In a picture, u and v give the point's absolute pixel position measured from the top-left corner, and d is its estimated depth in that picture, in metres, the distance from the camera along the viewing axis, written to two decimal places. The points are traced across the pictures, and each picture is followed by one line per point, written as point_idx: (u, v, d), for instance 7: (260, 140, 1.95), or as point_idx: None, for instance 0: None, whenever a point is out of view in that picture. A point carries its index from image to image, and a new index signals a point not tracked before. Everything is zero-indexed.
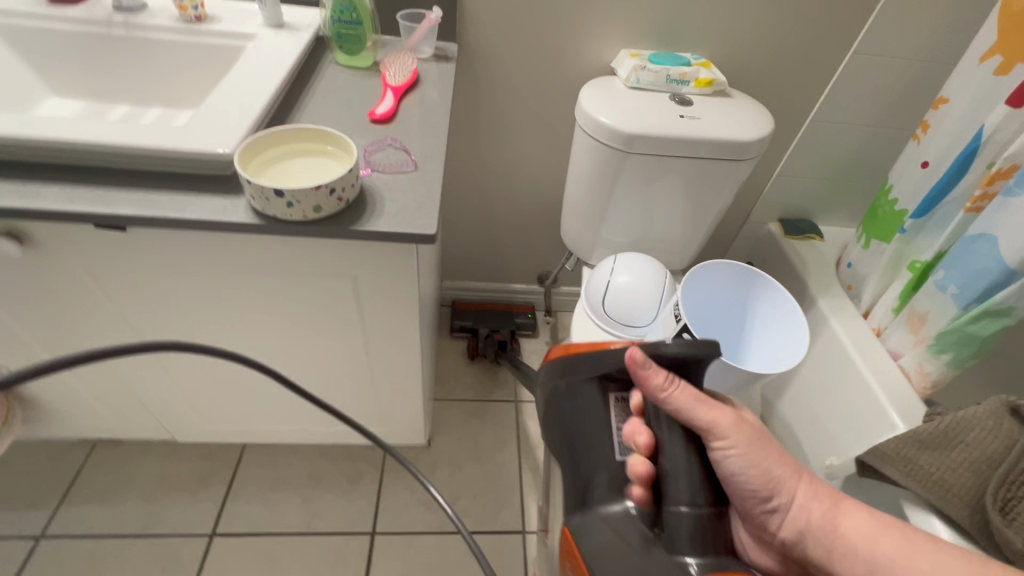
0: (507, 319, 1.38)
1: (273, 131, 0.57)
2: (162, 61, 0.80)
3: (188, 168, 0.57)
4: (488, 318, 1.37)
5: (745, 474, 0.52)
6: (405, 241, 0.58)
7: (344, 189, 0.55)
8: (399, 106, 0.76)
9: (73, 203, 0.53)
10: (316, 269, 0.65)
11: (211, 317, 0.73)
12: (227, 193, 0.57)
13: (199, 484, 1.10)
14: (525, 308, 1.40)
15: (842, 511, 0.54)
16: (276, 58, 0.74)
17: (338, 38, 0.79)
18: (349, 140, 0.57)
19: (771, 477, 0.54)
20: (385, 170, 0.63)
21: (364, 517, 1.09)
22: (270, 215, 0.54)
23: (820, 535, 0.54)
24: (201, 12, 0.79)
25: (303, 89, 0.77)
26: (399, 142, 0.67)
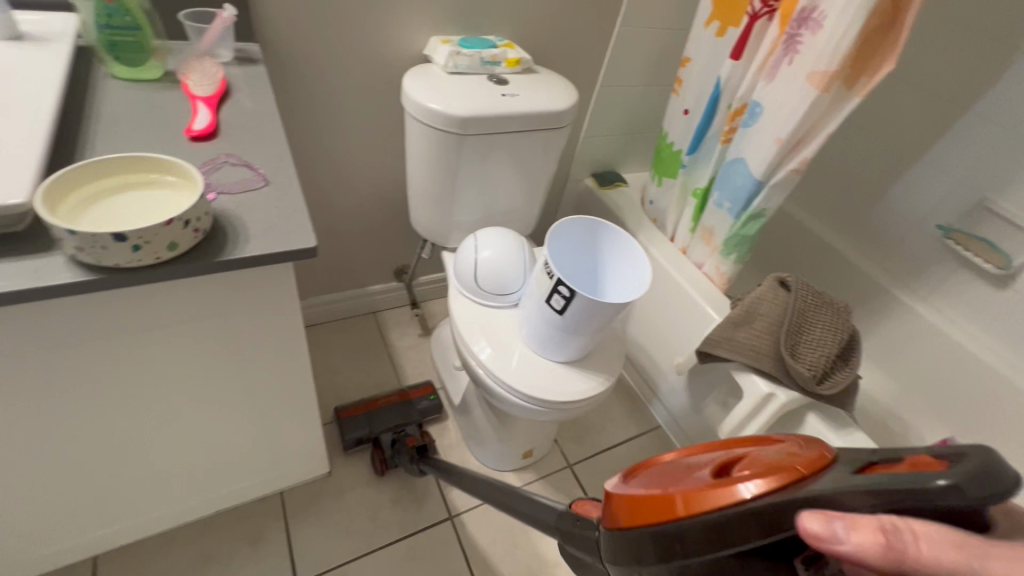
0: (407, 413, 1.18)
1: (77, 168, 0.47)
2: None
3: None
4: (387, 419, 1.16)
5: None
6: (283, 261, 0.54)
7: (199, 219, 0.48)
8: (218, 118, 0.68)
9: None
10: (174, 317, 0.56)
11: (29, 412, 0.58)
12: (27, 254, 0.46)
13: None
14: (422, 390, 1.25)
15: None
16: (27, 78, 0.59)
17: (111, 48, 0.68)
18: (187, 164, 0.51)
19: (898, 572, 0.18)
20: (228, 187, 0.57)
21: (281, 572, 0.99)
22: (111, 265, 0.45)
23: None
24: None
25: (82, 114, 0.63)
26: (236, 157, 0.61)
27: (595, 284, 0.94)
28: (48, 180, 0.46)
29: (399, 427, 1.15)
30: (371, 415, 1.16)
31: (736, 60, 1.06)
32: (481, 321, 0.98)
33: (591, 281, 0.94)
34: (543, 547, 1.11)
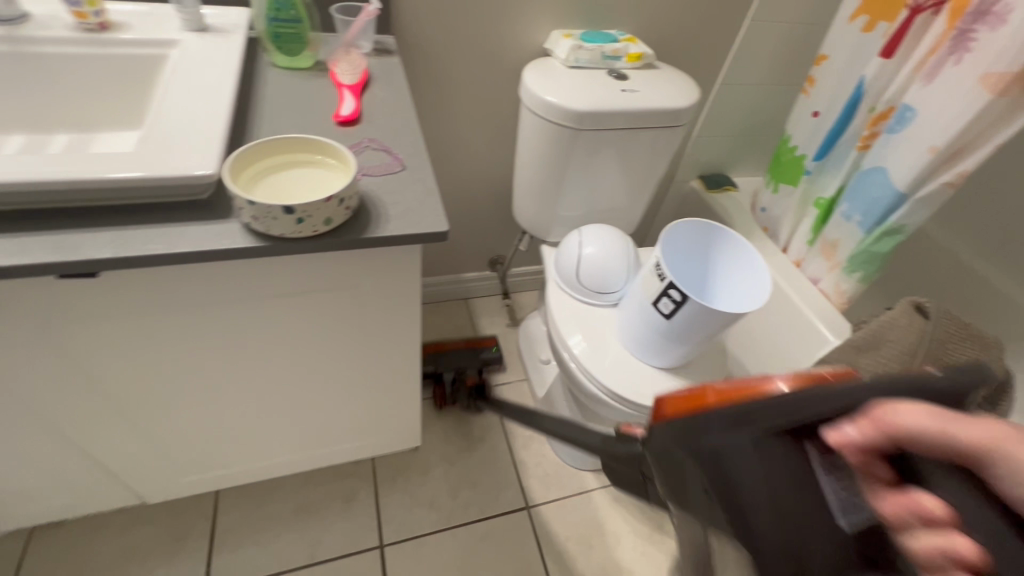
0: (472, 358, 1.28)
1: (255, 144, 0.53)
2: (65, 80, 0.69)
3: (159, 196, 0.52)
4: (454, 357, 1.27)
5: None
6: (417, 243, 0.57)
7: (350, 197, 0.52)
8: (361, 105, 0.73)
9: (33, 254, 0.46)
10: (315, 286, 0.62)
11: (191, 357, 0.66)
12: (210, 219, 0.52)
13: (176, 543, 1.00)
14: (489, 342, 1.32)
15: None
16: (211, 64, 0.68)
17: (276, 38, 0.75)
18: (341, 150, 0.55)
19: None
20: (370, 170, 0.61)
21: (369, 532, 1.06)
22: (277, 234, 0.50)
23: None
24: (103, 19, 0.70)
25: (249, 97, 0.71)
26: (377, 143, 0.65)
27: (702, 290, 0.90)
28: (232, 154, 0.52)
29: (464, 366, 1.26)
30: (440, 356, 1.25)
31: (887, 58, 0.95)
32: (579, 317, 0.98)
33: (699, 286, 0.90)
34: (618, 553, 1.10)
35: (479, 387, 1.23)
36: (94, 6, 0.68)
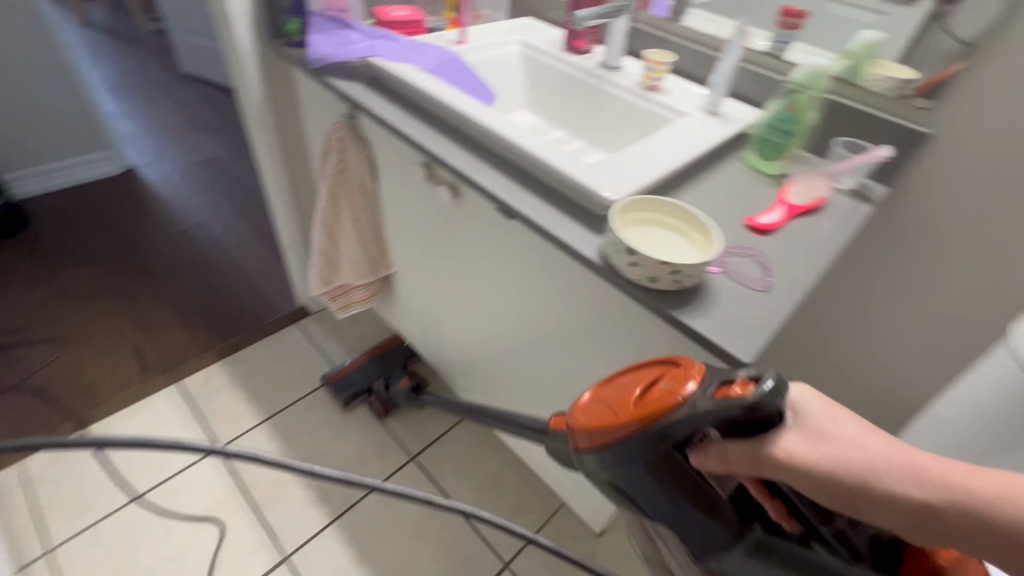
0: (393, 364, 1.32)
1: (687, 209, 0.59)
2: (605, 111, 0.95)
3: (575, 196, 0.67)
4: (377, 371, 1.29)
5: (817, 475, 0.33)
6: (713, 354, 0.54)
7: (686, 275, 0.54)
8: (784, 223, 0.71)
9: (497, 188, 0.70)
10: (614, 326, 0.67)
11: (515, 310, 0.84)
12: (587, 228, 0.64)
13: (429, 414, 1.32)
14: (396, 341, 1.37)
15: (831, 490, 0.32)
16: (693, 139, 0.80)
17: (761, 140, 0.80)
18: (713, 226, 0.58)
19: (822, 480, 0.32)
20: (744, 284, 0.60)
21: (510, 544, 1.11)
22: (613, 264, 0.58)
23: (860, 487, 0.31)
24: (658, 84, 0.91)
25: (702, 172, 0.79)
26: (763, 258, 0.63)
27: None
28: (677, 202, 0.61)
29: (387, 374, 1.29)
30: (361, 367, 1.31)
31: None
32: None
33: None
34: None
35: (416, 380, 1.29)
36: (658, 73, 0.90)
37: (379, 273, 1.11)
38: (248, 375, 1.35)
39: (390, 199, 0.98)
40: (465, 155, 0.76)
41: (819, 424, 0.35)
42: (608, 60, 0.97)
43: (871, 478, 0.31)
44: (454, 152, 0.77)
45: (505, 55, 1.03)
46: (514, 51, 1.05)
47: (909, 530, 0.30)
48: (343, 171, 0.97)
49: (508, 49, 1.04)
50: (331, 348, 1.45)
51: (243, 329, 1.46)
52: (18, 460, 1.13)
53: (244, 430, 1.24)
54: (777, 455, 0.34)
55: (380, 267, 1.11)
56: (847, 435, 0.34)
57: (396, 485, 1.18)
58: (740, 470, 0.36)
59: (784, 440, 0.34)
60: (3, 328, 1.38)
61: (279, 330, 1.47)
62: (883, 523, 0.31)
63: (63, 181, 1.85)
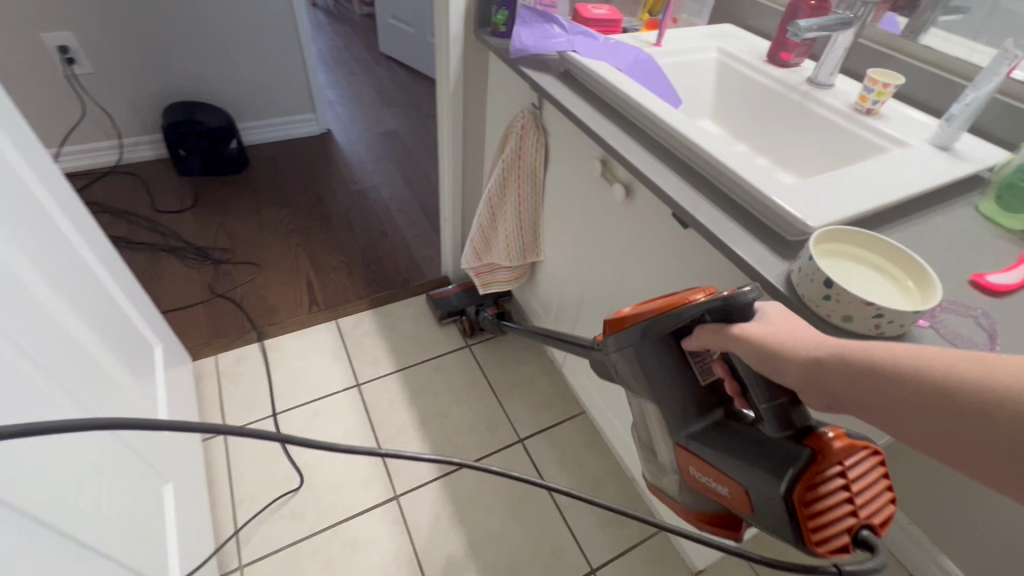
0: (492, 300, 1.47)
1: (904, 251, 0.52)
2: (803, 130, 0.88)
3: (763, 215, 0.63)
4: (472, 298, 1.48)
5: (820, 363, 0.40)
6: None
7: (891, 322, 0.48)
8: (1022, 288, 0.59)
9: (676, 194, 0.68)
10: None
11: None
12: (773, 251, 0.60)
13: (542, 403, 1.35)
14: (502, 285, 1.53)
15: (844, 383, 0.39)
16: (913, 173, 0.70)
17: (1005, 187, 0.68)
18: (937, 277, 0.50)
19: (827, 356, 0.40)
20: (958, 348, 0.52)
21: (598, 553, 1.10)
22: (800, 293, 0.54)
23: (858, 368, 0.38)
24: (875, 107, 0.82)
25: (919, 212, 0.69)
26: (990, 324, 0.54)
27: None
28: (890, 240, 0.54)
29: (481, 305, 1.45)
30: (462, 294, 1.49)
31: None
32: None
33: None
34: None
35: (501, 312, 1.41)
36: (879, 96, 0.80)
37: (526, 259, 1.15)
38: (390, 326, 1.50)
39: (555, 189, 1.01)
40: (647, 156, 0.76)
41: (776, 323, 0.46)
42: (818, 77, 0.89)
43: (815, 354, 0.41)
44: (636, 152, 0.76)
45: (699, 60, 1.00)
46: (709, 57, 1.01)
47: (812, 378, 0.41)
48: (517, 156, 1.02)
49: (704, 54, 1.01)
50: None
51: (391, 285, 1.62)
52: (213, 354, 1.39)
53: (380, 374, 1.38)
54: (730, 329, 0.46)
55: (528, 253, 1.14)
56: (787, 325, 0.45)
57: (499, 460, 1.23)
58: (709, 344, 0.48)
59: (741, 319, 0.47)
60: (218, 246, 1.70)
61: (422, 292, 1.61)
62: (795, 373, 0.42)
63: (278, 134, 2.20)
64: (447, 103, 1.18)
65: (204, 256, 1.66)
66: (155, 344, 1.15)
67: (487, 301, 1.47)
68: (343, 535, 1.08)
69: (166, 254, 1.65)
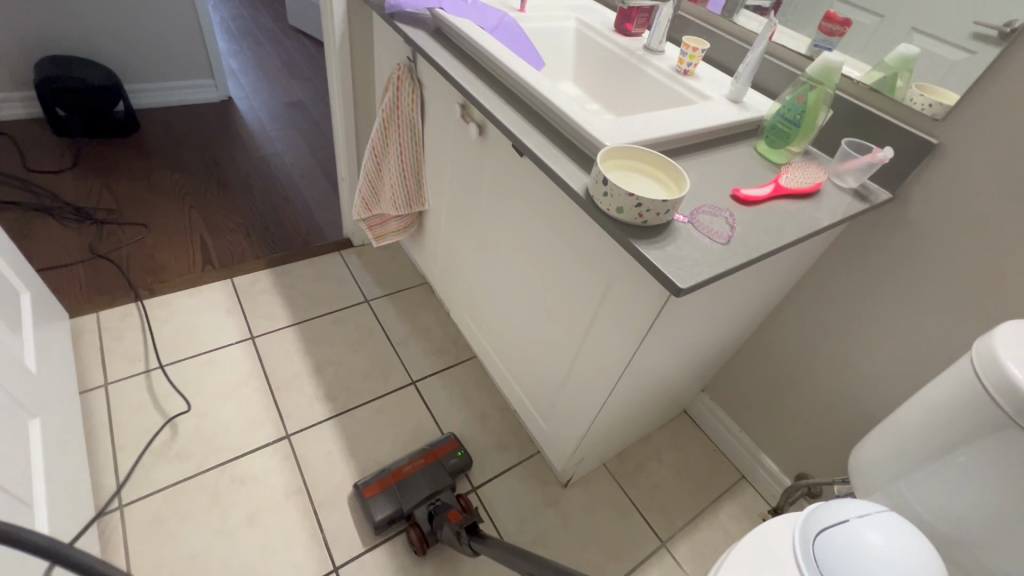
0: (440, 483, 1.10)
1: (666, 159, 0.67)
2: (638, 88, 1.03)
3: (578, 142, 0.76)
4: (421, 490, 1.08)
5: None
6: (661, 280, 0.61)
7: (649, 210, 0.62)
8: (768, 201, 0.76)
9: (514, 127, 0.80)
10: (591, 259, 0.75)
11: (515, 246, 0.93)
12: (581, 169, 0.73)
13: (436, 351, 1.44)
14: (452, 446, 1.18)
15: None
16: (706, 117, 0.86)
17: (771, 129, 0.85)
18: (686, 175, 0.65)
19: None
20: (706, 236, 0.66)
21: (481, 474, 1.21)
22: (592, 196, 0.66)
23: None
24: (690, 69, 0.98)
25: (709, 148, 0.85)
26: (734, 220, 0.69)
27: None
28: (655, 153, 0.68)
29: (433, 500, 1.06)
30: (401, 484, 1.08)
31: None
32: None
33: None
34: None
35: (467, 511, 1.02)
36: (691, 59, 0.96)
37: (412, 208, 1.23)
38: (288, 285, 1.52)
39: (432, 139, 1.10)
40: (496, 99, 0.87)
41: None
42: (651, 44, 1.04)
43: None
44: (487, 96, 0.87)
45: (559, 28, 1.12)
46: (569, 25, 1.14)
47: None
48: (395, 107, 1.09)
49: (565, 23, 1.14)
50: (364, 277, 1.59)
51: (292, 247, 1.63)
52: (95, 311, 1.35)
53: (276, 328, 1.41)
54: None
55: (414, 203, 1.23)
56: None
57: (393, 401, 1.30)
58: None
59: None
60: (103, 207, 1.63)
61: (322, 253, 1.64)
62: None
63: (173, 99, 2.12)
64: (334, 60, 1.23)
65: (86, 216, 1.59)
66: (23, 292, 1.11)
67: (437, 490, 1.09)
68: (231, 473, 1.11)
69: (42, 214, 1.57)
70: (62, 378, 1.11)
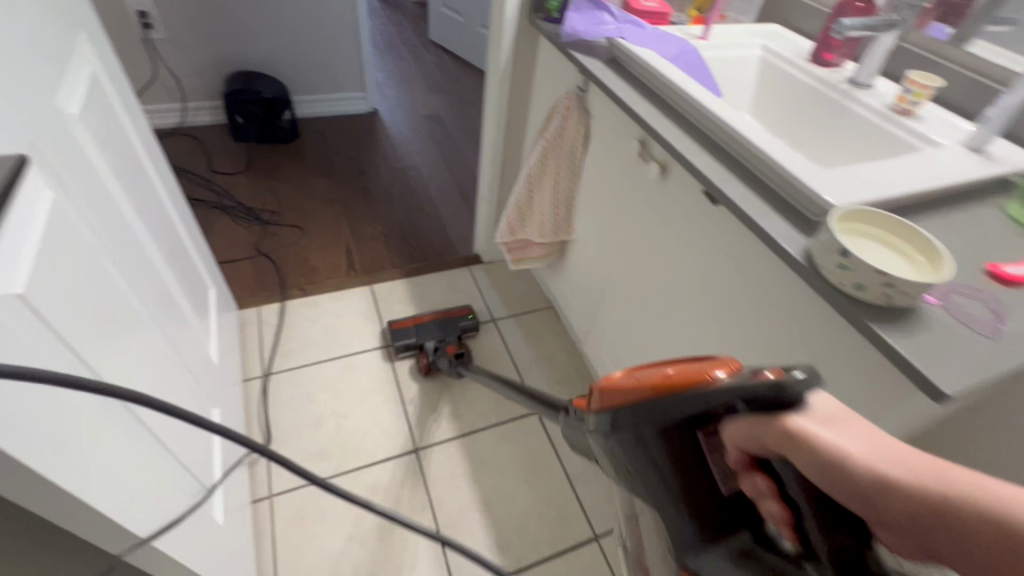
0: (448, 334, 1.38)
1: (917, 229, 0.57)
2: (838, 127, 0.91)
3: (789, 195, 0.68)
4: (432, 330, 1.38)
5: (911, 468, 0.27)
6: (911, 377, 0.51)
7: (901, 292, 0.52)
8: None
9: (709, 172, 0.73)
10: (793, 330, 0.66)
11: (683, 295, 0.86)
12: (794, 227, 0.64)
13: (560, 380, 1.40)
14: (462, 311, 1.44)
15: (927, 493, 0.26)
16: (941, 169, 0.73)
17: None
18: (944, 249, 0.55)
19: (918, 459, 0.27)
20: (964, 323, 0.55)
21: (604, 521, 1.14)
22: (818, 264, 0.58)
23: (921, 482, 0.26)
24: (912, 108, 0.84)
25: (943, 206, 0.72)
26: (998, 305, 0.57)
27: None
28: (899, 219, 0.58)
29: (441, 339, 1.36)
30: (416, 326, 1.38)
31: None
32: None
33: None
34: None
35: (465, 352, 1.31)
36: (917, 97, 0.83)
37: (558, 237, 1.20)
38: (421, 296, 1.57)
39: (592, 169, 1.06)
40: (684, 138, 0.80)
41: (845, 424, 0.28)
42: (858, 77, 0.91)
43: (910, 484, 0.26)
44: (674, 134, 0.81)
45: (743, 56, 1.04)
46: (754, 54, 1.04)
47: (881, 514, 0.26)
48: (559, 136, 1.07)
49: (749, 51, 1.04)
50: (492, 294, 1.60)
51: (426, 258, 1.69)
52: (257, 305, 1.49)
53: None
54: (787, 428, 0.27)
55: (560, 231, 1.20)
56: (852, 435, 0.28)
57: (516, 427, 1.29)
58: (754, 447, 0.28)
59: (800, 418, 0.27)
60: (268, 208, 1.80)
61: (454, 267, 1.68)
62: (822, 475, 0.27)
63: (328, 110, 2.31)
64: (496, 83, 1.24)
65: (254, 216, 1.77)
66: (210, 287, 1.24)
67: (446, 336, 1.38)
68: (365, 479, 1.16)
69: (220, 212, 1.77)
70: (231, 368, 1.23)
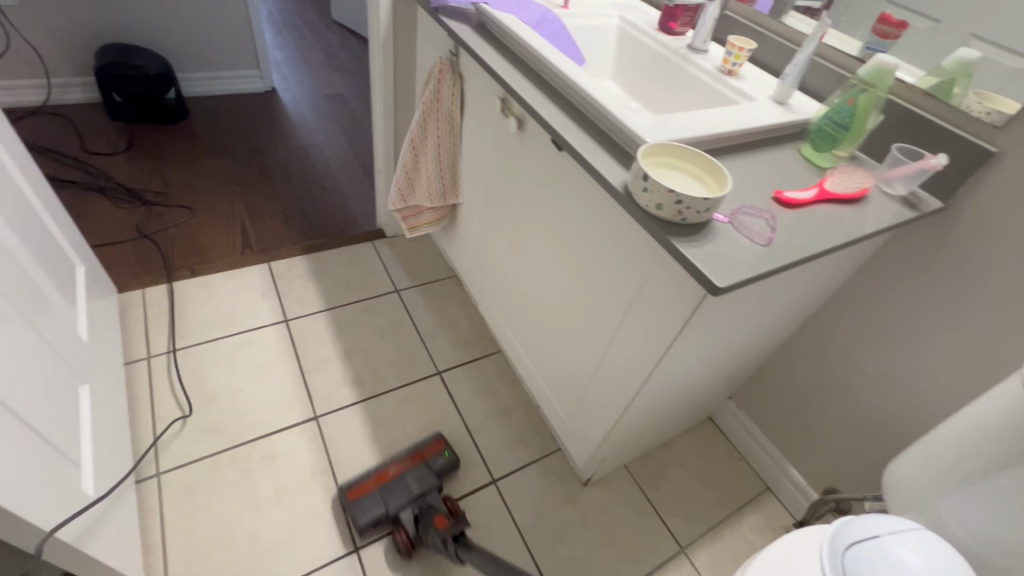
0: (420, 475, 1.09)
1: (710, 160, 0.66)
2: (679, 87, 1.02)
3: (617, 138, 0.76)
4: (407, 487, 1.07)
5: None
6: (698, 279, 0.61)
7: (689, 208, 0.62)
8: (811, 204, 0.74)
9: (553, 121, 0.80)
10: (625, 257, 0.75)
11: (547, 241, 0.94)
12: (619, 164, 0.73)
13: (462, 343, 1.45)
14: (437, 446, 1.16)
15: None
16: (749, 117, 0.85)
17: (816, 131, 0.83)
18: (727, 173, 0.65)
19: None
20: (746, 237, 0.65)
21: (502, 466, 1.21)
22: (630, 191, 0.66)
23: None
24: (735, 69, 0.96)
25: (751, 148, 0.84)
26: (775, 222, 0.68)
27: None
28: (698, 153, 0.67)
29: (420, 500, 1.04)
30: (385, 492, 1.05)
31: None
32: None
33: None
34: None
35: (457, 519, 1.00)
36: (736, 58, 0.95)
37: (446, 201, 1.25)
38: (322, 271, 1.56)
39: (469, 131, 1.11)
40: (536, 93, 0.87)
41: None
42: (695, 43, 1.03)
43: None
44: (528, 89, 0.87)
45: (602, 25, 1.12)
46: (612, 23, 1.14)
47: None
48: (437, 99, 1.11)
49: (608, 21, 1.13)
50: (395, 266, 1.62)
51: (326, 234, 1.68)
52: (139, 288, 1.41)
53: (308, 313, 1.44)
54: None
55: (448, 195, 1.24)
56: None
57: (418, 388, 1.33)
58: None
59: None
60: (152, 189, 1.70)
61: (356, 242, 1.68)
62: None
63: (220, 88, 2.20)
64: (378, 51, 1.25)
65: (135, 197, 1.66)
66: (78, 265, 1.17)
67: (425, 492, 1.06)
68: (261, 449, 1.15)
69: (95, 194, 1.65)
70: (108, 350, 1.17)
